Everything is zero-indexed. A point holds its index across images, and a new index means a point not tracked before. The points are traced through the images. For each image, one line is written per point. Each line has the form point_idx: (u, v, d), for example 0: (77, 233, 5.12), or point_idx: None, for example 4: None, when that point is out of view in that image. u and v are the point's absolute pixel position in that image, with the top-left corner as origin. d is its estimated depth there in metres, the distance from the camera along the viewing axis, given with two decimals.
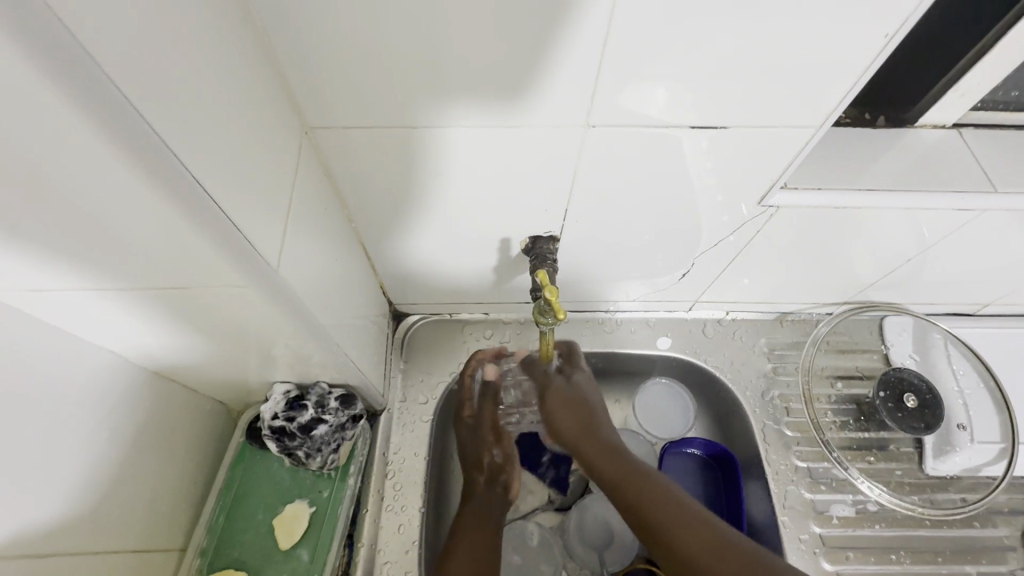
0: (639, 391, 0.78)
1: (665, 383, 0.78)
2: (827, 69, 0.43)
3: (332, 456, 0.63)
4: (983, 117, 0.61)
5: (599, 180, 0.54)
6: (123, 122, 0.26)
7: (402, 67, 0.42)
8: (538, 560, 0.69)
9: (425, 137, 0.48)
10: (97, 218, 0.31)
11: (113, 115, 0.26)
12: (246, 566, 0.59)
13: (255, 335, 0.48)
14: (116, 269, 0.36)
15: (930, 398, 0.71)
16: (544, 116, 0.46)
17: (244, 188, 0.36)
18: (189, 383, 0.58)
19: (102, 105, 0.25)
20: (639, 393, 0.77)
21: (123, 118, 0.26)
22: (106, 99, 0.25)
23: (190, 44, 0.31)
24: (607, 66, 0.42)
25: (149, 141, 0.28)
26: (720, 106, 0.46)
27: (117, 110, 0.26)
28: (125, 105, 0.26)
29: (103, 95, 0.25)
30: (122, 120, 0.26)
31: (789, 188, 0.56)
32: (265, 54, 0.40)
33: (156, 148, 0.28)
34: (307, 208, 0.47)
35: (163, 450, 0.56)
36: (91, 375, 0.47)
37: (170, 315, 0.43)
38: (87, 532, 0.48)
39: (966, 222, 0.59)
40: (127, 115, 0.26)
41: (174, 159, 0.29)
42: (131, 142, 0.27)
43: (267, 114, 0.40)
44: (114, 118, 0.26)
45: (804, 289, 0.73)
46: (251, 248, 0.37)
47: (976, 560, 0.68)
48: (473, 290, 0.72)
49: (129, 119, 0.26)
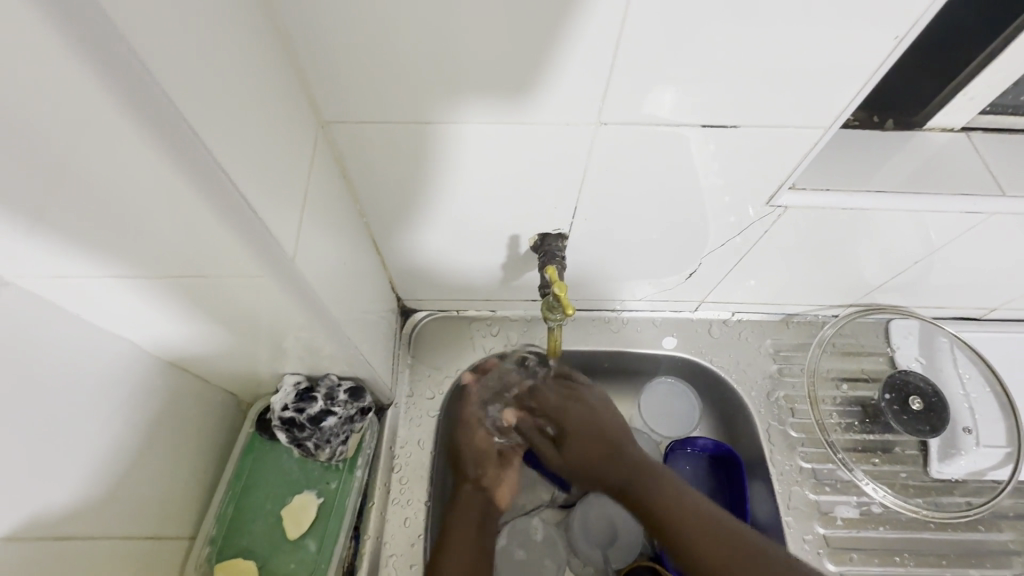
0: (646, 390, 0.77)
1: (670, 383, 0.78)
2: (839, 70, 0.43)
3: (340, 448, 0.64)
4: (992, 121, 0.61)
5: (610, 178, 0.54)
6: (150, 101, 0.27)
7: (418, 64, 0.43)
8: (541, 555, 0.69)
9: (439, 133, 0.49)
10: (119, 200, 0.32)
11: (141, 94, 0.26)
12: (255, 555, 0.60)
13: (267, 326, 0.49)
14: (136, 256, 0.37)
15: (935, 401, 0.72)
16: (556, 112, 0.47)
17: (262, 179, 0.36)
18: (200, 372, 0.58)
19: (130, 85, 0.26)
20: (646, 393, 0.77)
21: (150, 97, 0.27)
22: (134, 78, 0.26)
23: (214, 36, 0.32)
24: (619, 64, 0.42)
25: (173, 121, 0.28)
26: (731, 106, 0.46)
27: (146, 89, 0.26)
28: (154, 86, 0.27)
29: (132, 74, 0.26)
30: (149, 100, 0.27)
31: (798, 189, 0.56)
32: (284, 47, 0.41)
33: (181, 130, 0.29)
34: (322, 202, 0.47)
35: (175, 438, 0.57)
36: (106, 360, 0.48)
37: (185, 303, 0.44)
38: (100, 516, 0.49)
39: (974, 226, 0.59)
40: (153, 94, 0.27)
41: (197, 140, 0.30)
42: (157, 122, 0.28)
43: (285, 107, 0.41)
44: (142, 98, 0.26)
45: (811, 291, 0.73)
46: (268, 235, 0.37)
47: (980, 564, 0.68)
48: (481, 287, 0.72)
49: (156, 98, 0.27)
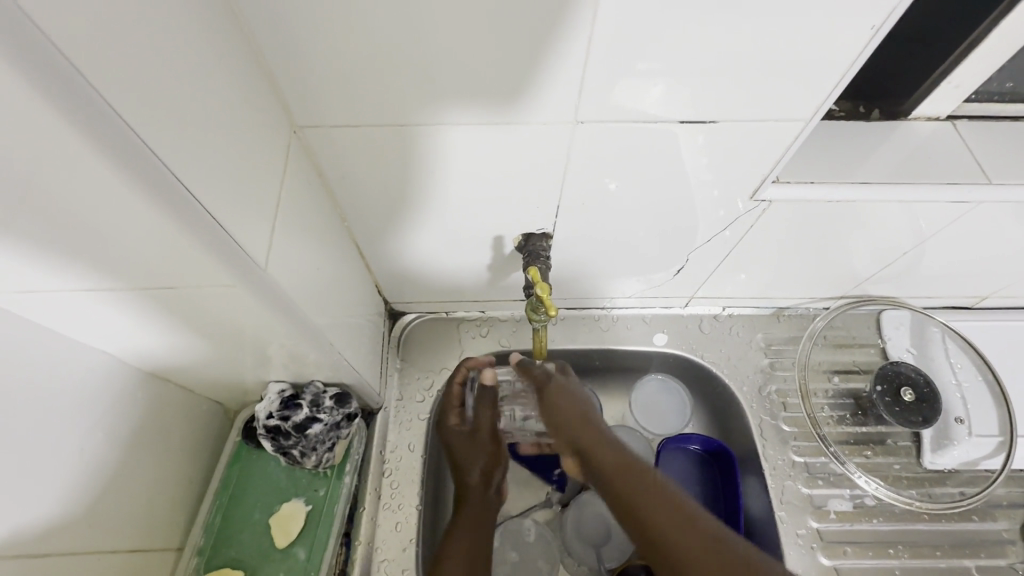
0: (635, 396, 0.77)
1: (652, 380, 0.78)
2: (815, 64, 0.43)
3: (327, 455, 0.63)
4: (977, 109, 0.61)
5: (591, 174, 0.53)
6: (93, 113, 0.26)
7: (391, 66, 0.42)
8: (534, 557, 0.69)
9: (417, 136, 0.48)
10: (80, 216, 0.31)
11: (86, 107, 0.25)
12: (243, 565, 0.59)
13: (245, 335, 0.48)
14: (107, 271, 0.36)
15: (928, 391, 0.71)
16: (533, 113, 0.46)
17: (231, 189, 0.36)
18: (183, 382, 0.57)
19: (68, 99, 0.25)
20: (635, 398, 0.77)
21: (93, 111, 0.26)
22: (75, 91, 0.25)
23: (173, 44, 0.31)
24: (594, 62, 0.42)
25: (122, 133, 0.27)
26: (709, 100, 0.46)
27: (90, 102, 0.25)
28: (95, 95, 0.26)
29: (74, 88, 0.25)
30: (93, 113, 0.26)
31: (782, 182, 0.55)
32: (251, 53, 0.40)
33: (130, 141, 0.28)
34: (297, 208, 0.47)
35: (160, 449, 0.57)
36: (85, 375, 0.47)
37: (161, 315, 0.43)
38: (84, 532, 0.48)
39: (961, 215, 0.58)
40: (97, 107, 0.26)
41: (148, 150, 0.29)
42: (103, 134, 0.27)
43: (255, 114, 0.40)
44: (86, 112, 0.25)
45: (800, 284, 0.73)
46: (236, 245, 0.36)
47: (974, 554, 0.68)
48: (468, 288, 0.72)
49: (101, 109, 0.26)
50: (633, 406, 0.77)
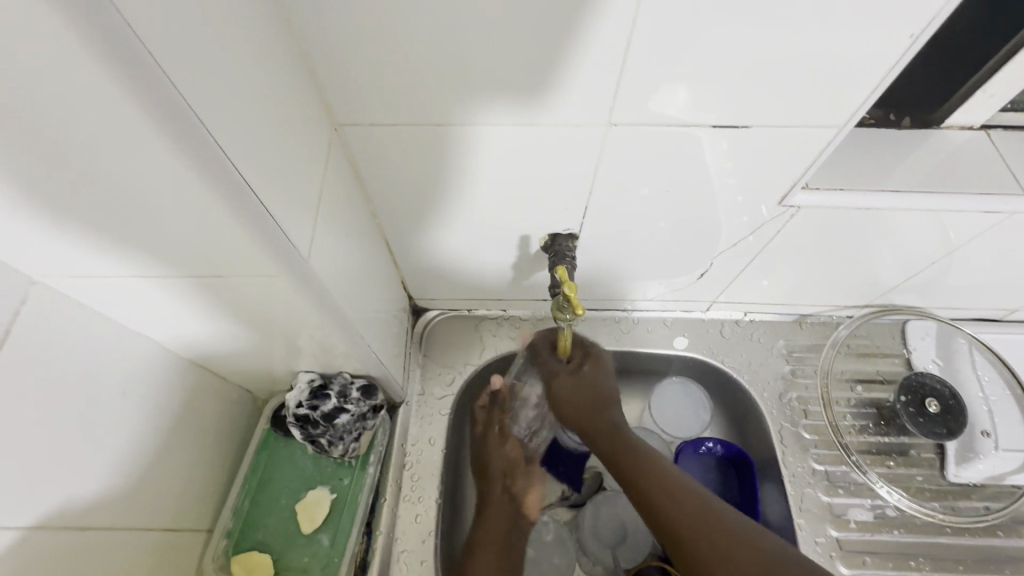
0: (654, 406, 0.77)
1: (666, 386, 0.78)
2: (853, 69, 0.43)
3: (353, 445, 0.64)
4: (1013, 118, 0.60)
5: (620, 176, 0.54)
6: (156, 91, 0.27)
7: (430, 67, 0.43)
8: (551, 554, 0.69)
9: (452, 134, 0.49)
10: (137, 197, 0.32)
11: (150, 85, 0.27)
12: (270, 549, 0.61)
13: (281, 324, 0.49)
14: (159, 256, 0.38)
15: (953, 403, 0.70)
16: (567, 114, 0.47)
17: (278, 180, 0.37)
18: (216, 368, 0.59)
19: (135, 76, 0.26)
20: (654, 408, 0.77)
21: (157, 89, 0.27)
22: (141, 68, 0.26)
23: (232, 41, 0.32)
24: (629, 66, 0.43)
25: (182, 112, 0.28)
26: (742, 105, 0.46)
27: (153, 79, 0.27)
28: (159, 73, 0.27)
29: (140, 66, 0.26)
30: (157, 91, 0.27)
31: (811, 188, 0.56)
32: (298, 51, 0.42)
33: (188, 120, 0.29)
34: (334, 202, 0.48)
35: (195, 432, 0.58)
36: (130, 357, 0.49)
37: (203, 302, 0.45)
38: (125, 509, 0.50)
39: (993, 225, 0.58)
40: (159, 85, 0.27)
41: (204, 130, 0.30)
42: (164, 114, 0.28)
43: (300, 110, 0.42)
44: (150, 90, 0.27)
45: (825, 291, 0.72)
46: (280, 232, 0.38)
47: (998, 570, 0.67)
48: (491, 287, 0.73)
49: (163, 89, 0.27)
50: (656, 416, 0.77)
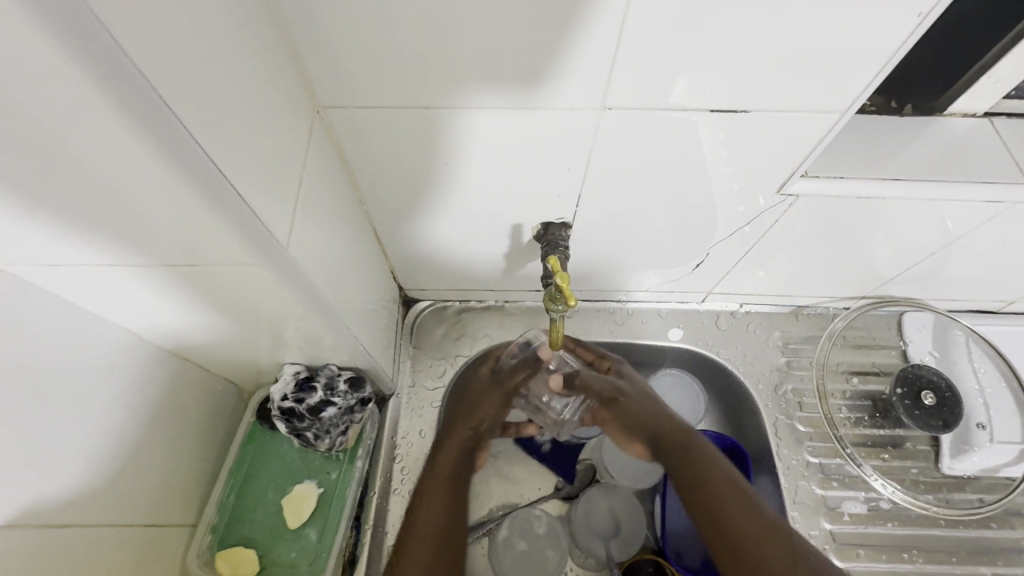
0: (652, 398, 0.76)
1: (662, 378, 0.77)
2: (855, 54, 0.41)
3: (340, 439, 0.63)
4: (1016, 106, 0.59)
5: (615, 163, 0.52)
6: (119, 76, 0.25)
7: (416, 49, 0.41)
8: (543, 548, 0.68)
9: (443, 118, 0.47)
10: (101, 184, 0.30)
11: (110, 67, 0.25)
12: (255, 544, 0.60)
13: (264, 315, 0.48)
14: (131, 246, 0.36)
15: (949, 396, 0.69)
16: (560, 98, 0.45)
17: (256, 166, 0.35)
18: (198, 360, 0.58)
19: (93, 55, 0.24)
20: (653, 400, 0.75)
21: (122, 74, 0.25)
22: (103, 52, 0.24)
23: (204, 18, 0.30)
24: (624, 50, 0.41)
25: (146, 94, 0.26)
26: (741, 91, 0.45)
27: (114, 62, 0.25)
28: (120, 53, 0.25)
29: (103, 50, 0.24)
30: (123, 77, 0.25)
31: (810, 176, 0.54)
32: (278, 31, 0.40)
33: (158, 109, 0.27)
34: (317, 188, 0.46)
35: (176, 426, 0.57)
36: (106, 350, 0.48)
37: (180, 292, 0.43)
38: (103, 507, 0.49)
39: (994, 215, 0.57)
40: (125, 71, 0.25)
41: (176, 120, 0.28)
42: (128, 95, 0.26)
43: (281, 92, 0.40)
44: (114, 75, 0.25)
45: (822, 282, 0.71)
46: (258, 222, 0.36)
47: (991, 562, 0.66)
48: (483, 277, 0.71)
49: (125, 72, 0.25)
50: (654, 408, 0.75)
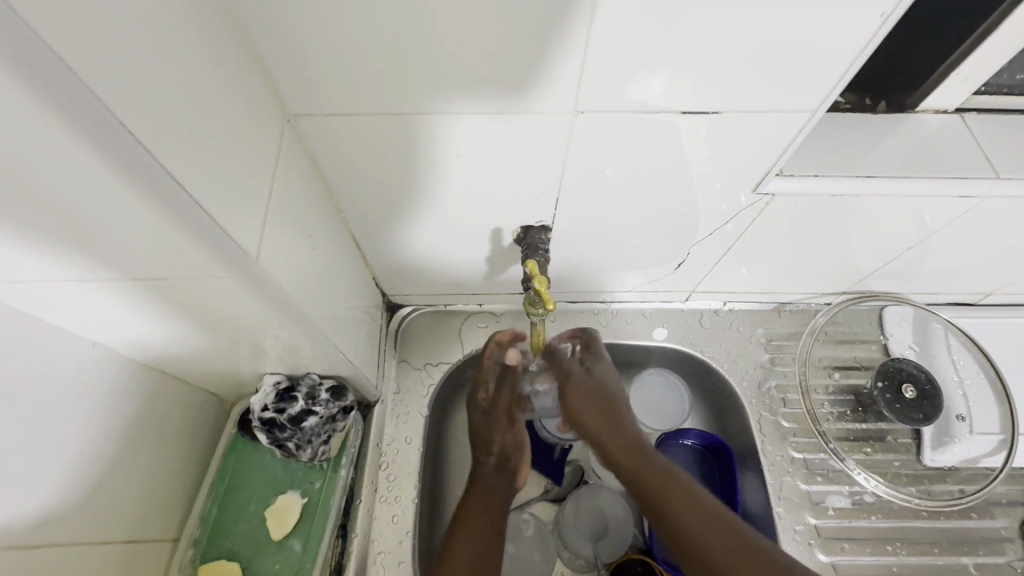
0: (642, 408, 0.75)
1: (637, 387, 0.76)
2: (822, 55, 0.42)
3: (322, 448, 0.63)
4: (986, 101, 0.60)
5: (592, 166, 0.52)
6: (75, 98, 0.25)
7: (384, 57, 0.41)
8: (530, 550, 0.69)
9: (417, 125, 0.47)
10: (62, 204, 0.30)
11: (64, 90, 0.24)
12: (239, 557, 0.60)
13: (241, 327, 0.48)
14: (96, 263, 0.36)
15: (929, 389, 0.70)
16: (534, 103, 0.45)
17: (220, 178, 0.35)
18: (177, 374, 0.57)
19: (43, 76, 0.24)
20: (644, 409, 0.75)
21: (72, 90, 0.25)
22: (50, 69, 0.24)
23: (164, 33, 0.30)
24: (594, 55, 0.41)
25: (103, 117, 0.26)
26: (712, 94, 0.45)
27: (68, 84, 0.24)
28: (74, 77, 0.24)
29: (56, 72, 0.24)
30: (79, 99, 0.25)
31: (786, 175, 0.55)
32: (244, 41, 0.39)
33: (110, 123, 0.27)
34: (290, 198, 0.46)
35: (156, 441, 0.56)
36: (78, 368, 0.47)
37: (152, 306, 0.43)
38: (82, 526, 0.48)
39: (966, 210, 0.57)
40: (75, 87, 0.25)
41: (129, 135, 0.28)
42: (84, 116, 0.26)
43: (248, 102, 0.39)
44: (63, 91, 0.24)
45: (802, 279, 0.72)
46: (228, 237, 0.36)
47: (973, 551, 0.67)
48: (466, 281, 0.71)
49: (81, 95, 0.25)
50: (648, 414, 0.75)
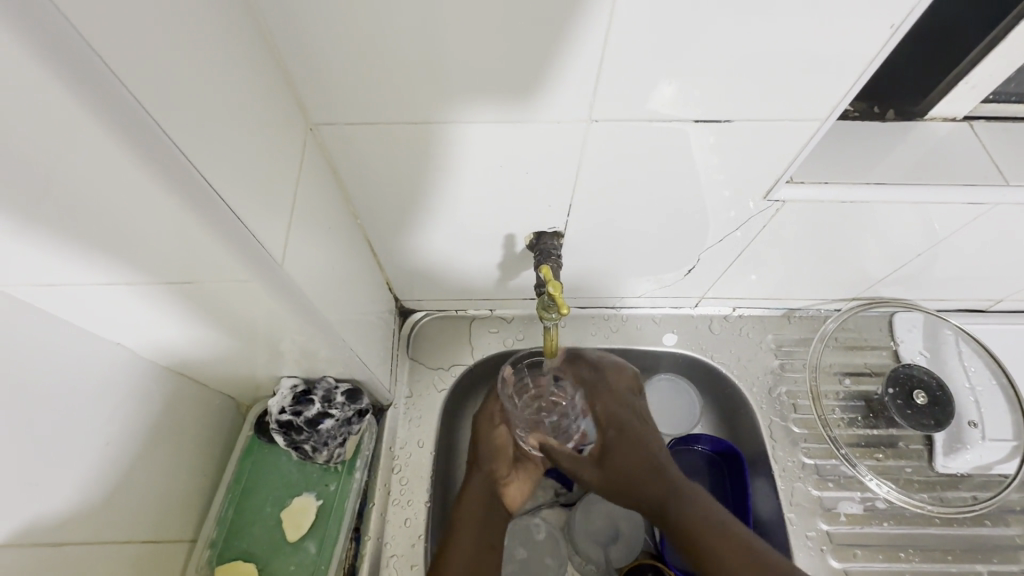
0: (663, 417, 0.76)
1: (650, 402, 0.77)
2: (831, 65, 0.43)
3: (338, 450, 0.64)
4: (996, 109, 0.60)
5: (605, 173, 0.53)
6: (120, 106, 0.26)
7: (403, 68, 0.42)
8: (541, 554, 0.69)
9: (433, 133, 0.48)
10: (101, 209, 0.31)
11: (109, 98, 0.26)
12: (255, 558, 0.60)
13: (261, 331, 0.49)
14: (127, 267, 0.37)
15: (940, 395, 0.71)
16: (548, 111, 0.46)
17: (247, 184, 0.36)
18: (197, 377, 0.58)
19: (92, 86, 0.25)
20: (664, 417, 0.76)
21: (114, 98, 0.26)
22: (96, 78, 0.25)
23: (197, 46, 0.32)
24: (607, 66, 0.42)
25: (145, 124, 0.28)
26: (723, 102, 0.46)
27: (113, 93, 0.26)
28: (118, 86, 0.26)
29: (101, 81, 0.25)
30: (122, 107, 0.26)
31: (796, 182, 0.55)
32: (269, 52, 0.41)
33: (151, 131, 0.28)
34: (311, 204, 0.47)
35: (176, 442, 0.58)
36: (104, 370, 0.48)
37: (177, 309, 0.44)
38: (106, 523, 0.49)
39: (976, 217, 0.58)
40: (118, 95, 0.26)
41: (168, 143, 0.29)
42: (127, 124, 0.27)
43: (273, 111, 0.41)
44: (107, 99, 0.26)
45: (812, 285, 0.73)
46: (255, 241, 0.37)
47: (986, 559, 0.67)
48: (478, 287, 0.72)
49: (123, 102, 0.26)
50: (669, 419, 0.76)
